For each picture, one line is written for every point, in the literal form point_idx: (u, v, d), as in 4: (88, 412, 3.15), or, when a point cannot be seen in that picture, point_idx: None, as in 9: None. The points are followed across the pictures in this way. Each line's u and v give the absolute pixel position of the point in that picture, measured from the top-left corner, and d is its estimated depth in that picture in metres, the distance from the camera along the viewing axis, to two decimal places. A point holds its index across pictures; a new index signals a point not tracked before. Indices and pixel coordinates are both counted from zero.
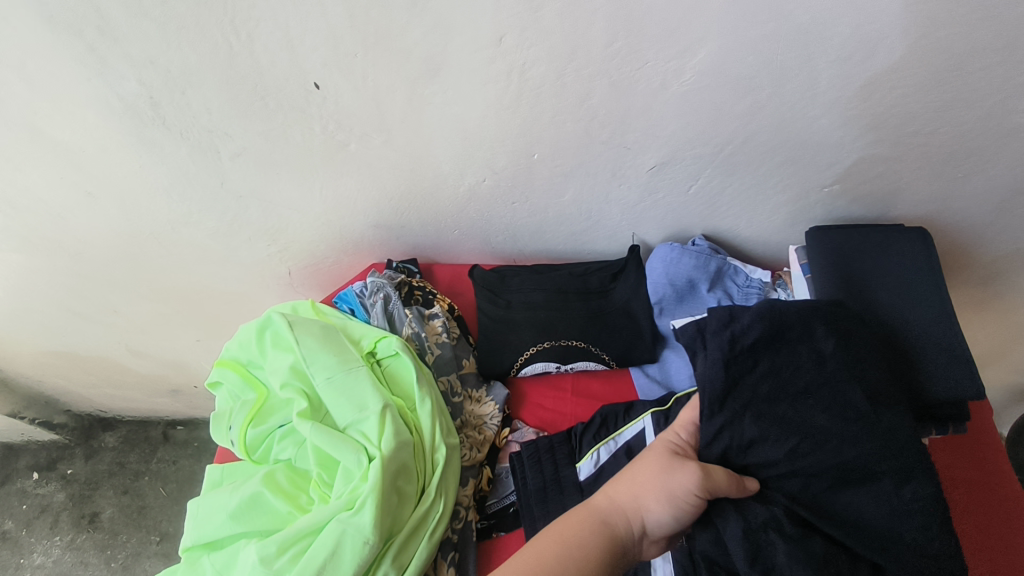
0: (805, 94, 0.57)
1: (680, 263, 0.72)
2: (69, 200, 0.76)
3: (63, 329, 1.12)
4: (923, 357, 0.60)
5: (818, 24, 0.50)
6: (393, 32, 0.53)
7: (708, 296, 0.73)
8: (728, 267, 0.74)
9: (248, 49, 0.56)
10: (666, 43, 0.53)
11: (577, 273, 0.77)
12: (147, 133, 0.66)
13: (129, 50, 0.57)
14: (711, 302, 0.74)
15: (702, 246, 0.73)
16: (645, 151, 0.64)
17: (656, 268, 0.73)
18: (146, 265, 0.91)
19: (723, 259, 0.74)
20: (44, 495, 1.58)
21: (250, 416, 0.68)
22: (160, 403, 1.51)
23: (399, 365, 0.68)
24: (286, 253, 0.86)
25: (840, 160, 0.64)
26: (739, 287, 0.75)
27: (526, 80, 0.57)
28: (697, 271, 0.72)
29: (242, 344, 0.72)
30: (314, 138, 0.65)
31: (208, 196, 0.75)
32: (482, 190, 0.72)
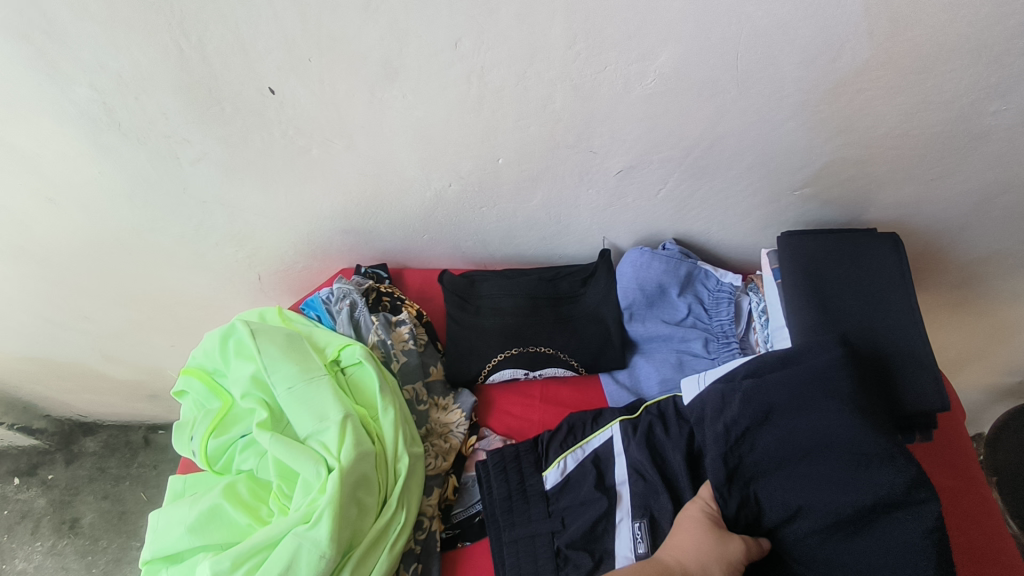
0: (771, 97, 0.56)
1: (649, 268, 0.71)
2: (30, 206, 0.75)
3: (35, 335, 1.11)
4: (890, 368, 0.61)
5: (780, 27, 0.50)
6: (349, 35, 0.52)
7: (677, 301, 0.73)
8: (699, 272, 0.74)
9: (202, 53, 0.55)
10: (627, 46, 0.52)
11: (547, 277, 0.76)
12: (104, 138, 0.65)
13: (80, 55, 0.55)
14: (681, 307, 0.73)
15: (671, 250, 0.73)
16: (611, 155, 0.63)
17: (626, 273, 0.73)
18: (114, 270, 0.89)
19: (693, 264, 0.73)
20: (24, 501, 1.56)
21: (213, 425, 0.67)
22: (140, 407, 1.50)
23: (363, 373, 0.67)
24: (254, 259, 0.85)
25: (808, 164, 0.63)
26: (709, 292, 0.74)
27: (487, 84, 0.56)
28: (666, 275, 0.71)
29: (207, 353, 0.71)
30: (275, 143, 0.64)
31: (171, 201, 0.74)
32: (449, 195, 0.71)
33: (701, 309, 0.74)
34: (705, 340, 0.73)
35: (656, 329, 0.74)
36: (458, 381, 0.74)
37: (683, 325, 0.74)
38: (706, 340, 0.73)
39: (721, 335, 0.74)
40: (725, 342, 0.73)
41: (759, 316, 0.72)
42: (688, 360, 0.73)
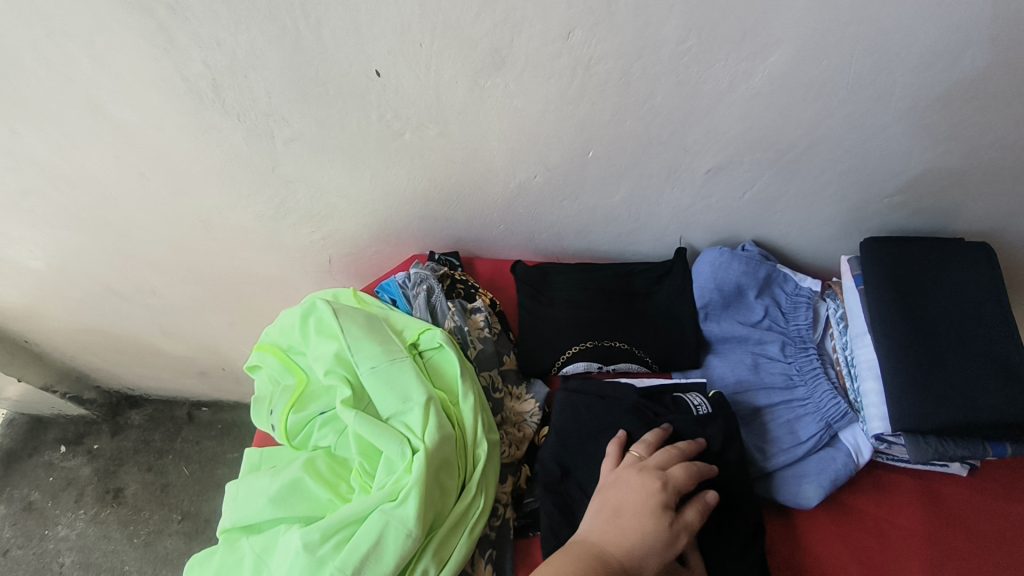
0: (878, 101, 0.55)
1: (728, 268, 0.71)
2: (121, 178, 0.77)
3: (101, 306, 1.14)
4: (981, 377, 0.59)
5: (901, 30, 0.49)
6: (463, 21, 0.53)
7: (754, 303, 0.73)
8: (777, 275, 0.74)
9: (315, 34, 0.56)
10: (740, 43, 0.52)
11: (621, 273, 0.77)
12: (204, 114, 0.66)
13: (196, 32, 0.57)
14: (757, 310, 0.73)
15: (751, 251, 0.73)
16: (704, 153, 0.63)
17: (702, 272, 0.73)
18: (188, 246, 0.91)
19: (772, 266, 0.73)
20: (70, 469, 1.60)
21: (292, 401, 0.68)
22: (188, 383, 1.53)
23: (443, 358, 0.68)
24: (328, 241, 0.87)
25: (906, 171, 0.62)
26: (785, 297, 0.74)
27: (591, 76, 0.56)
28: (746, 276, 0.72)
29: (283, 330, 0.74)
30: (371, 127, 0.65)
31: (257, 180, 0.75)
32: (533, 186, 0.71)
33: (778, 314, 0.73)
34: (783, 345, 0.72)
35: (728, 331, 0.73)
36: (529, 371, 0.74)
37: (759, 328, 0.73)
38: (783, 346, 0.72)
39: (797, 341, 0.73)
40: (802, 347, 0.72)
41: (837, 322, 0.72)
42: (764, 363, 0.71)
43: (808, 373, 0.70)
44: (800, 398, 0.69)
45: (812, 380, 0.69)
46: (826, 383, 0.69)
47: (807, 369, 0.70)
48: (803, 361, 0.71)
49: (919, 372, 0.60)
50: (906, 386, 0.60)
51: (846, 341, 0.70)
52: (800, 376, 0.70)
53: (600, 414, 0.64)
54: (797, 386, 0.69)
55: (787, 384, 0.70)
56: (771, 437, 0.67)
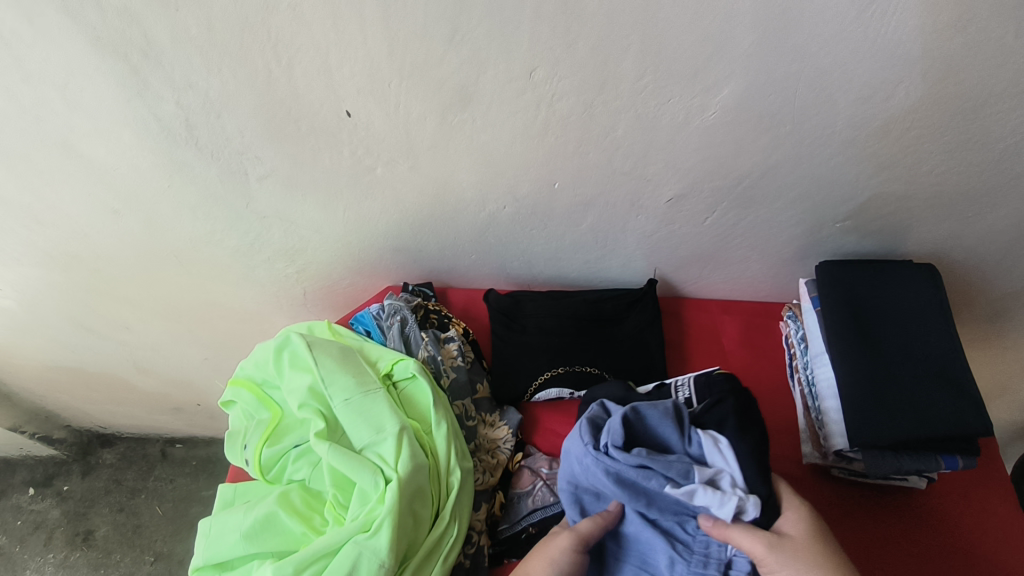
0: (824, 132, 0.58)
1: (593, 474, 0.53)
2: (94, 215, 0.78)
3: (72, 343, 1.13)
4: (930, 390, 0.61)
5: (841, 67, 0.52)
6: (432, 62, 0.54)
7: (640, 505, 0.52)
8: (672, 478, 0.51)
9: (287, 76, 0.57)
10: (693, 80, 0.54)
11: (591, 299, 0.77)
12: (179, 153, 0.67)
13: (171, 75, 0.58)
14: (631, 513, 0.54)
15: (619, 461, 0.52)
16: (664, 183, 0.66)
17: (572, 457, 0.57)
18: (163, 281, 0.92)
19: (644, 461, 0.51)
20: (39, 512, 1.56)
21: (266, 435, 0.68)
22: (162, 419, 1.51)
23: (416, 387, 0.69)
24: (303, 275, 0.88)
25: (855, 196, 0.65)
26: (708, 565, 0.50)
27: (554, 113, 0.59)
28: (575, 444, 0.56)
29: (258, 364, 0.75)
30: (343, 164, 0.67)
31: (231, 216, 0.76)
32: (502, 218, 0.73)
33: (680, 566, 0.51)
34: (669, 558, 0.51)
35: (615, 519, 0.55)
36: (500, 395, 0.76)
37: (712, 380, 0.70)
38: (661, 527, 0.53)
39: (712, 556, 0.51)
40: (699, 570, 0.50)
41: (799, 342, 0.75)
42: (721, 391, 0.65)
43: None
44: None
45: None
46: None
47: (659, 549, 0.52)
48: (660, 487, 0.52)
49: (872, 391, 0.62)
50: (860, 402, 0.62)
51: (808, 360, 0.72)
52: (674, 559, 0.51)
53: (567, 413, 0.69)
54: (650, 551, 0.53)
55: (624, 559, 0.54)
56: (641, 434, 0.55)
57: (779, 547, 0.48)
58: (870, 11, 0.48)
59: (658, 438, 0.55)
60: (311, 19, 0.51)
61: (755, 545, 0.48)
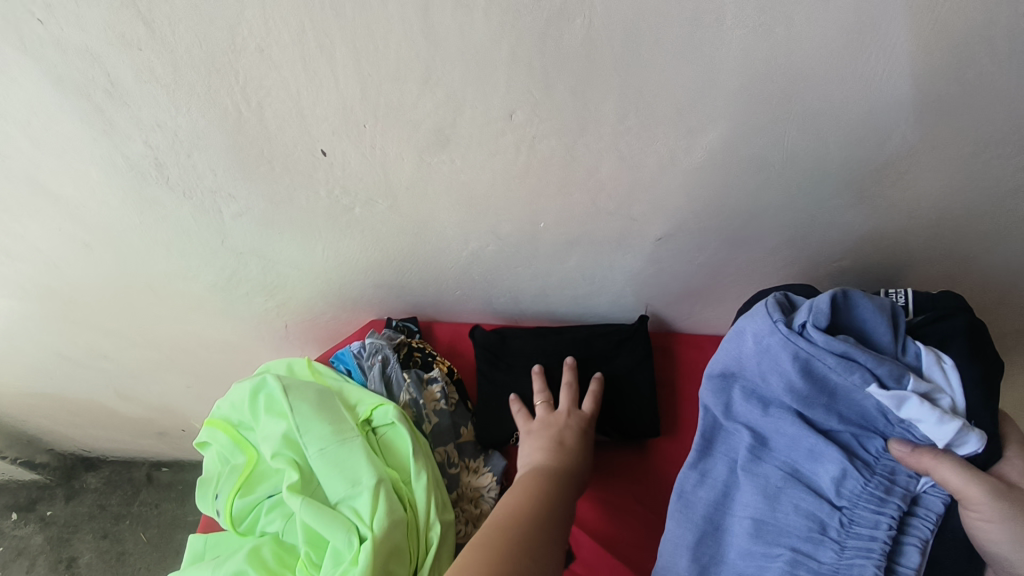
0: (817, 176, 0.55)
1: (772, 356, 0.50)
2: (66, 250, 0.75)
3: (52, 372, 1.10)
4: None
5: (834, 112, 0.49)
6: (405, 104, 0.52)
7: (796, 424, 0.50)
8: (878, 376, 0.47)
9: (257, 117, 0.55)
10: (679, 123, 0.52)
11: (579, 337, 0.74)
12: (149, 191, 0.65)
13: (136, 115, 0.56)
14: (787, 423, 0.50)
15: (819, 341, 0.48)
16: (652, 224, 0.63)
17: (747, 337, 0.53)
18: (141, 314, 0.89)
19: (848, 349, 0.47)
20: (23, 537, 1.54)
21: (238, 484, 0.65)
22: (148, 444, 1.48)
23: (396, 434, 0.66)
24: (283, 308, 0.85)
25: (851, 239, 0.62)
26: (884, 495, 0.47)
27: (536, 154, 0.56)
28: (765, 324, 0.51)
29: (234, 405, 0.71)
30: (319, 202, 0.64)
31: (207, 252, 0.74)
32: (486, 255, 0.71)
33: (854, 482, 0.47)
34: (842, 470, 0.48)
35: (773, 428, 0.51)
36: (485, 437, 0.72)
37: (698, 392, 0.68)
38: (839, 441, 0.49)
39: (897, 484, 0.48)
40: (873, 494, 0.47)
41: None
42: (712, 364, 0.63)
43: (827, 534, 0.47)
44: (789, 533, 0.49)
45: (835, 551, 0.47)
46: (833, 529, 0.47)
47: (825, 461, 0.49)
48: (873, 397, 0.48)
49: None
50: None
51: None
52: (848, 472, 0.47)
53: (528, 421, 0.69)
54: (811, 465, 0.49)
55: (763, 456, 0.52)
56: (843, 321, 0.51)
57: (997, 491, 0.44)
58: (863, 57, 0.45)
59: (875, 336, 0.50)
60: (279, 62, 0.49)
61: (960, 480, 0.44)
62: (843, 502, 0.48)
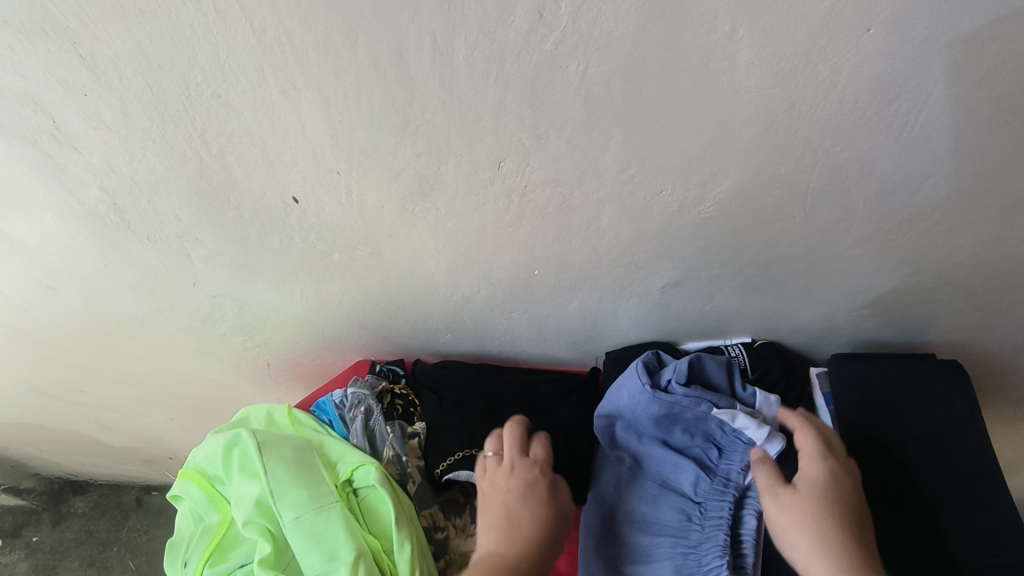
0: (838, 226, 0.50)
1: (644, 408, 0.58)
2: (29, 291, 0.71)
3: (29, 404, 1.06)
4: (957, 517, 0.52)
5: (860, 162, 0.44)
6: (383, 151, 0.47)
7: (659, 448, 0.58)
8: (719, 406, 0.56)
9: (221, 163, 0.50)
10: (687, 172, 0.47)
11: (524, 381, 0.73)
12: (111, 235, 0.60)
13: (89, 160, 0.51)
14: (656, 448, 0.58)
15: (676, 395, 0.57)
16: (656, 271, 0.58)
17: (621, 390, 0.60)
18: (115, 351, 0.84)
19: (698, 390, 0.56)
20: (7, 564, 1.49)
21: (209, 551, 0.61)
22: (134, 470, 1.43)
23: (378, 498, 0.61)
24: (264, 347, 0.80)
25: (873, 288, 0.57)
26: (729, 486, 0.56)
27: (528, 202, 0.51)
28: (634, 381, 0.58)
29: (208, 458, 0.66)
30: (294, 247, 0.59)
31: (179, 294, 0.69)
32: (477, 299, 0.66)
33: (705, 483, 0.56)
34: (696, 476, 0.56)
35: (646, 452, 0.59)
36: (440, 482, 0.66)
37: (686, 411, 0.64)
38: (693, 455, 0.58)
39: (734, 480, 0.57)
40: (718, 487, 0.56)
41: None
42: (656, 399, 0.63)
43: (693, 523, 0.56)
44: (665, 530, 0.56)
45: (700, 534, 0.55)
46: (696, 517, 0.56)
47: (686, 469, 0.57)
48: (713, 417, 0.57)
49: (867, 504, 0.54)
50: (879, 527, 0.53)
51: None
52: (701, 476, 0.56)
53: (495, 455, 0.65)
54: (675, 474, 0.58)
55: (642, 475, 0.59)
56: (698, 375, 0.58)
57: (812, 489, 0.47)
58: (894, 105, 0.40)
59: (711, 377, 0.58)
60: (241, 107, 0.45)
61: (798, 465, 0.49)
62: (700, 498, 0.56)
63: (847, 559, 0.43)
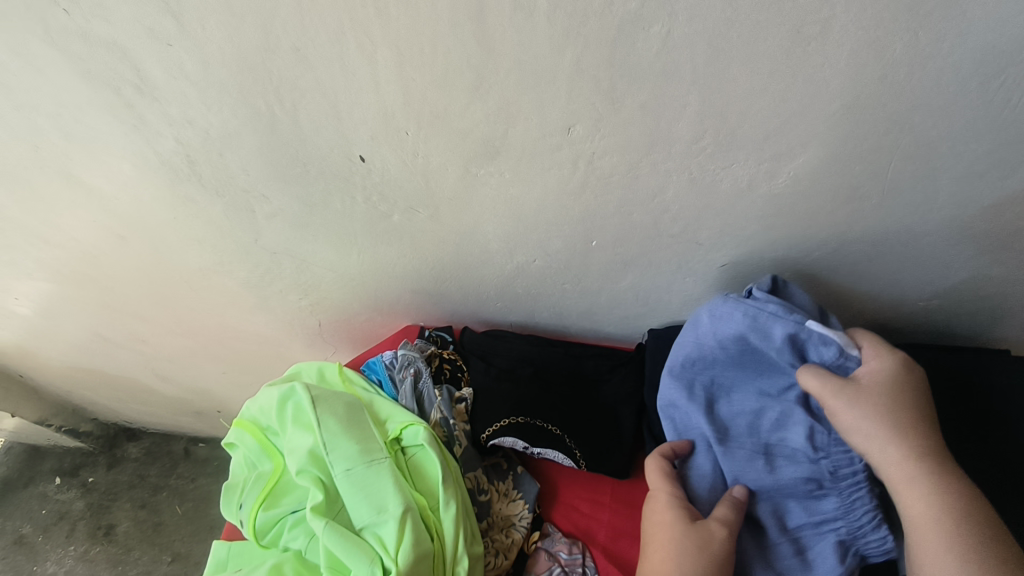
0: (918, 208, 0.48)
1: (727, 322, 0.54)
2: (102, 239, 0.74)
3: (93, 350, 1.11)
4: (1007, 519, 0.49)
5: (953, 141, 0.42)
6: (452, 113, 0.48)
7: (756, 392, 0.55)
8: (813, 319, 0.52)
9: (293, 118, 0.51)
10: (762, 145, 0.45)
11: (571, 353, 0.73)
12: (182, 187, 0.62)
13: (167, 110, 0.53)
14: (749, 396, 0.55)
15: (760, 300, 0.54)
16: (718, 249, 0.57)
17: (701, 321, 0.57)
18: (175, 303, 0.88)
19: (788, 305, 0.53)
20: (64, 502, 1.57)
21: (263, 496, 0.63)
22: (184, 420, 1.49)
23: (426, 457, 0.62)
24: (317, 307, 0.82)
25: (948, 277, 0.54)
26: None
27: (594, 170, 0.51)
28: (715, 301, 0.56)
29: (262, 409, 0.68)
30: (356, 207, 0.60)
31: (241, 249, 0.71)
32: (532, 269, 0.66)
33: (822, 435, 0.50)
34: (808, 429, 0.51)
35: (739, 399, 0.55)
36: (485, 446, 0.66)
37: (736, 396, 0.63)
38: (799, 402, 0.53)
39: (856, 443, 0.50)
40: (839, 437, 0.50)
41: None
42: None
43: (825, 488, 0.50)
44: (785, 493, 0.52)
45: (836, 502, 0.50)
46: (827, 482, 0.50)
47: (795, 422, 0.52)
48: (814, 350, 0.52)
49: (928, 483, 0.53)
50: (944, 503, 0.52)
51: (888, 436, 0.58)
52: (814, 428, 0.51)
53: (540, 419, 0.65)
54: (782, 430, 0.52)
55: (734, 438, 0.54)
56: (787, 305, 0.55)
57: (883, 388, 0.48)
58: (996, 80, 0.38)
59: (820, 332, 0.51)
60: (317, 61, 0.45)
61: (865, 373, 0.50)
62: (822, 454, 0.50)
63: (918, 445, 0.45)
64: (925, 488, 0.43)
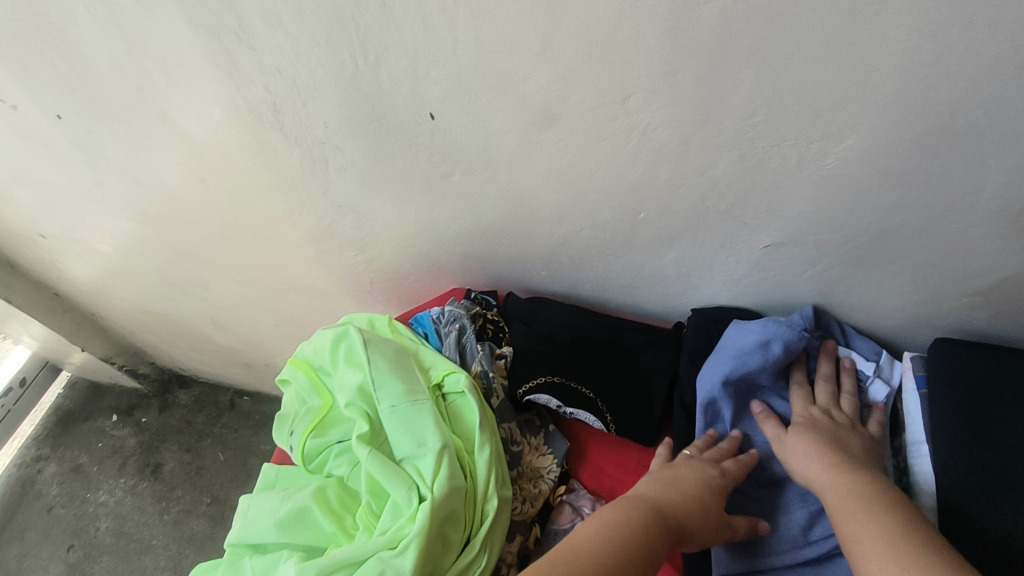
0: (965, 198, 0.49)
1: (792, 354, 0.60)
2: (185, 183, 0.81)
3: (160, 293, 1.20)
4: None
5: (1003, 130, 0.44)
6: (520, 75, 0.51)
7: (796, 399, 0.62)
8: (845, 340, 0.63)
9: (373, 73, 0.56)
10: (813, 124, 0.48)
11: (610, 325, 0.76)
12: (264, 135, 0.68)
13: (262, 59, 0.58)
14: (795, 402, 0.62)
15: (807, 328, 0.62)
16: (762, 228, 0.59)
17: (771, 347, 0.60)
18: (242, 251, 0.95)
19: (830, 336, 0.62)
20: (118, 438, 1.68)
21: (312, 425, 0.68)
22: (233, 372, 1.58)
23: (465, 404, 0.67)
24: (371, 264, 0.87)
25: (992, 274, 0.55)
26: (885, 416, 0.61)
27: (648, 141, 0.53)
28: (793, 334, 0.60)
29: (316, 350, 0.74)
30: (419, 165, 0.65)
31: (309, 200, 0.77)
32: (578, 239, 0.69)
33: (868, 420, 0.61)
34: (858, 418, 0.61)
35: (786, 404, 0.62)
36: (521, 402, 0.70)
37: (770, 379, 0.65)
38: None
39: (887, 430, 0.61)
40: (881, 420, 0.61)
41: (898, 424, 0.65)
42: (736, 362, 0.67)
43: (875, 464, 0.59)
44: None
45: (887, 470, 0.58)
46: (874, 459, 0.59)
47: None
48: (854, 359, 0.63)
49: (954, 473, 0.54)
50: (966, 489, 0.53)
51: (900, 446, 0.62)
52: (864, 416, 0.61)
53: (576, 383, 0.69)
54: None
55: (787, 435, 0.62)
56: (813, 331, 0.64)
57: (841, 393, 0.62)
58: None
59: (812, 372, 0.65)
60: (401, 17, 0.50)
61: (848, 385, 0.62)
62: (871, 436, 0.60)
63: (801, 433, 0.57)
64: (831, 467, 0.53)
